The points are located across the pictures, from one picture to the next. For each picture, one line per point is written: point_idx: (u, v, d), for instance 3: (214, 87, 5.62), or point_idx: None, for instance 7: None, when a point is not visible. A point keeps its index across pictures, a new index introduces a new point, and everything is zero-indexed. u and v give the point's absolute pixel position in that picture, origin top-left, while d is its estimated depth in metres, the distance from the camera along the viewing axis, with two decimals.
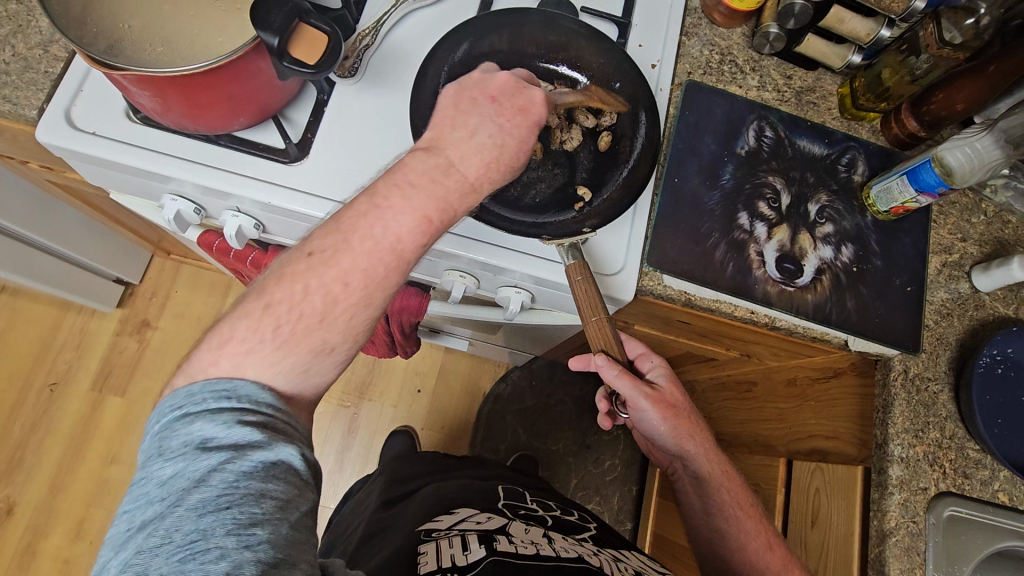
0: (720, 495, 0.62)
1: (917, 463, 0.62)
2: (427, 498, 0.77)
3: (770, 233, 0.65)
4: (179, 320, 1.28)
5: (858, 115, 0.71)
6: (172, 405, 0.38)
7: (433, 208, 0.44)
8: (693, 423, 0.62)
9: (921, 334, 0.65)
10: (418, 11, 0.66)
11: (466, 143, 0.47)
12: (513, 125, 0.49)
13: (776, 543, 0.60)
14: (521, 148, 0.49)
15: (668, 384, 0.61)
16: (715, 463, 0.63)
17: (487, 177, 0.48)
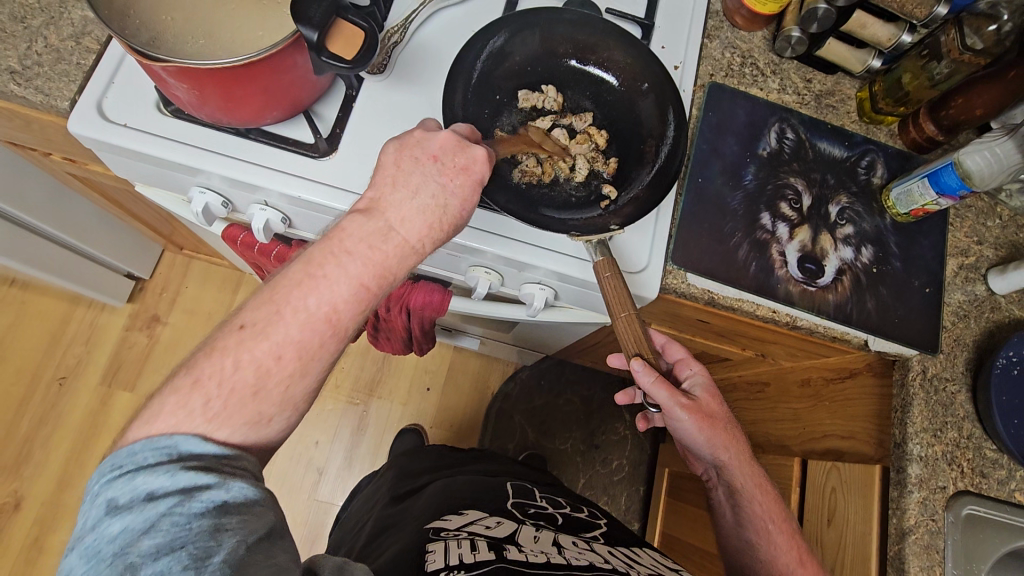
0: (752, 507, 0.63)
1: (936, 463, 0.62)
2: (436, 495, 0.77)
3: (792, 233, 0.66)
4: (188, 316, 1.28)
5: (877, 118, 0.72)
6: (111, 465, 0.39)
7: (367, 275, 0.46)
8: (731, 434, 0.62)
9: (940, 336, 0.66)
10: (444, 10, 0.67)
11: (407, 206, 0.47)
12: (455, 185, 0.48)
13: (807, 561, 0.61)
14: (464, 207, 0.49)
15: (705, 395, 0.61)
16: (749, 474, 0.63)
17: (428, 238, 0.48)
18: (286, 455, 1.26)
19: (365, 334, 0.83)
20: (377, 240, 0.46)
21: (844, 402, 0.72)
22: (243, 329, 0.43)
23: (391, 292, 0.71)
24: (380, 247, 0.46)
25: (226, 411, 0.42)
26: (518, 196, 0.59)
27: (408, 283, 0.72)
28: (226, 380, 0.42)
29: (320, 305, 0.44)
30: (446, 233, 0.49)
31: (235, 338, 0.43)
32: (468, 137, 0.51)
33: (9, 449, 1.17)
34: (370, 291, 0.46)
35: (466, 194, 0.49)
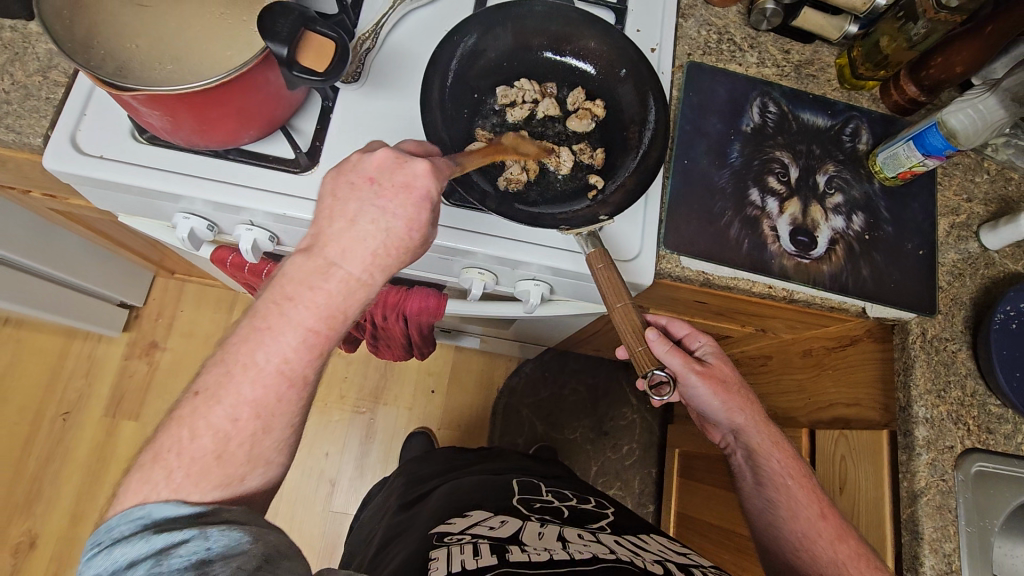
0: (770, 465, 0.63)
1: (942, 423, 0.62)
2: (444, 499, 0.77)
3: (781, 207, 0.65)
4: (187, 340, 1.28)
5: (858, 84, 0.72)
6: (93, 542, 0.40)
7: (316, 318, 0.44)
8: (745, 396, 0.64)
9: (937, 297, 0.66)
10: (416, 11, 0.66)
11: (347, 237, 0.45)
12: (396, 206, 0.45)
13: (830, 512, 0.61)
14: (412, 228, 0.46)
15: (717, 361, 0.64)
16: (762, 431, 0.64)
17: (376, 265, 0.46)
18: (297, 469, 1.26)
19: (365, 343, 0.83)
20: (319, 279, 0.44)
21: (848, 368, 0.72)
22: (198, 394, 0.43)
23: (386, 300, 0.70)
24: (322, 285, 0.44)
25: (219, 455, 0.42)
26: (508, 197, 0.58)
27: (403, 290, 0.71)
28: (214, 424, 0.42)
29: (269, 358, 0.44)
30: (397, 257, 0.46)
31: (253, 367, 0.43)
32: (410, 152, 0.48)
33: (18, 489, 1.16)
34: (321, 333, 0.45)
35: (415, 214, 0.46)
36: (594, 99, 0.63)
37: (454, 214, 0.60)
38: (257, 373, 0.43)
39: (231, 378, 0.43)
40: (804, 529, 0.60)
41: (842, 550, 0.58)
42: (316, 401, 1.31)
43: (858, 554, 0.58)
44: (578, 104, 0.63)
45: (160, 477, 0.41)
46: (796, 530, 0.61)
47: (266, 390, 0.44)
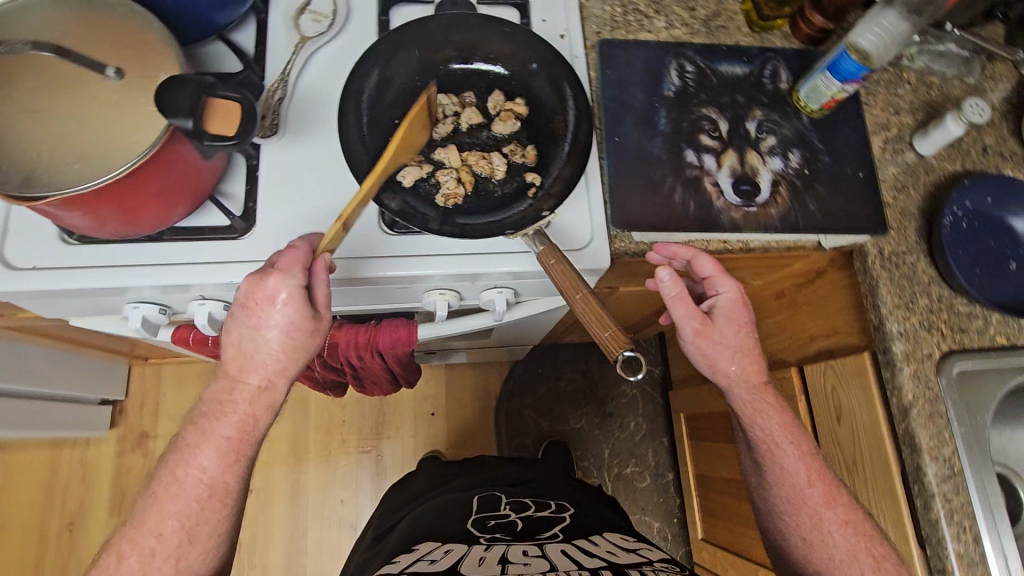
0: (763, 427, 0.63)
1: (917, 334, 0.64)
2: (403, 532, 0.76)
3: (719, 161, 0.66)
4: (177, 421, 1.26)
5: (767, 25, 0.73)
6: None
7: (231, 429, 0.50)
8: (753, 352, 0.62)
9: (885, 213, 0.67)
10: (321, 50, 0.66)
11: (236, 357, 0.50)
12: (260, 322, 0.48)
13: (818, 477, 0.62)
14: (288, 335, 0.49)
15: (727, 317, 0.60)
16: (758, 396, 0.63)
17: (273, 373, 0.50)
18: (317, 523, 1.25)
19: (351, 386, 0.82)
20: (226, 396, 0.50)
21: (820, 299, 0.74)
22: (134, 525, 0.50)
23: (358, 341, 0.69)
24: (228, 403, 0.50)
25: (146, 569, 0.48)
26: (449, 215, 0.58)
27: (372, 327, 0.70)
28: (142, 545, 0.49)
29: (189, 471, 0.50)
30: (288, 360, 0.50)
31: (176, 485, 0.50)
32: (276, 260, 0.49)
33: None
34: (234, 441, 0.50)
35: (286, 323, 0.48)
36: (514, 99, 0.63)
37: (402, 243, 0.60)
38: (183, 487, 0.50)
39: (159, 499, 0.50)
40: (789, 494, 0.63)
41: (828, 516, 0.61)
42: (319, 451, 1.30)
43: (844, 519, 0.61)
44: (499, 107, 0.63)
45: None
46: (783, 491, 0.63)
47: (187, 502, 0.49)
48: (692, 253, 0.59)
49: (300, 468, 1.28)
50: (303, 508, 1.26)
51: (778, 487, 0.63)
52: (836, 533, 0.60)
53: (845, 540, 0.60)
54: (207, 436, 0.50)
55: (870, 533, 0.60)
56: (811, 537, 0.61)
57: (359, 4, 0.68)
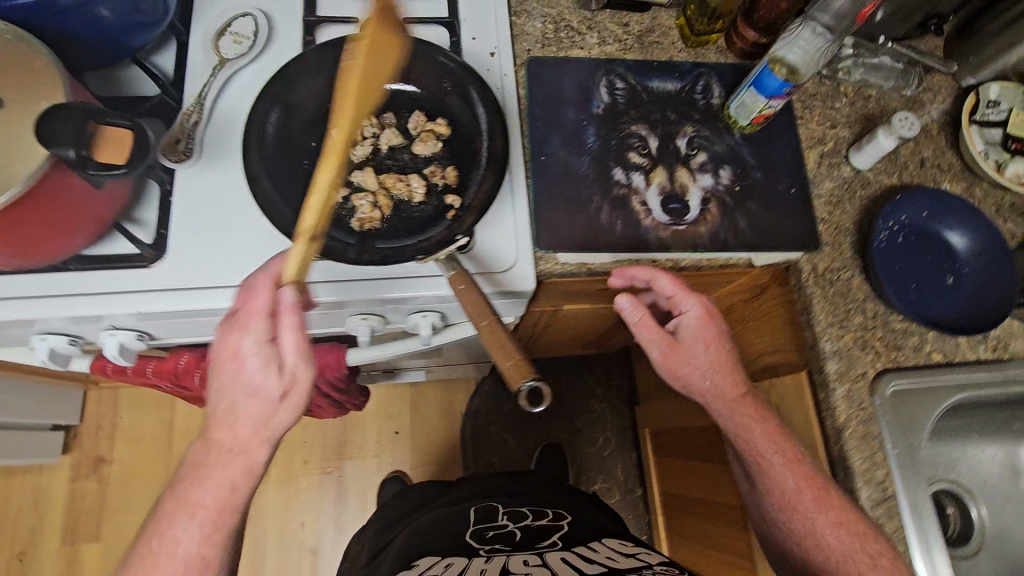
0: (749, 441, 0.60)
1: (850, 352, 0.63)
2: (398, 548, 0.75)
3: (648, 179, 0.64)
4: (134, 445, 1.23)
5: (701, 40, 0.71)
6: None
7: (214, 501, 0.48)
8: (726, 365, 0.60)
9: (817, 229, 0.66)
10: (241, 70, 0.64)
11: (218, 414, 0.47)
12: (227, 379, 0.47)
13: (810, 484, 0.58)
14: (250, 400, 0.47)
15: (695, 332, 0.60)
16: (740, 410, 0.60)
17: (244, 439, 0.47)
18: (277, 546, 1.23)
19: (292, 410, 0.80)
20: (205, 464, 0.48)
21: (765, 318, 0.72)
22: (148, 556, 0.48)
23: None
24: (207, 474, 0.48)
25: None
26: (370, 241, 0.56)
27: None
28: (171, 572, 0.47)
29: (162, 548, 0.47)
30: (258, 430, 0.47)
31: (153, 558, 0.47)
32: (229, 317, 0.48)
33: None
34: (213, 523, 0.48)
35: (251, 381, 0.47)
36: (434, 119, 0.62)
37: (319, 268, 0.58)
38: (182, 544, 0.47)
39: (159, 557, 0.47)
40: (781, 503, 0.59)
41: (821, 522, 0.57)
42: (280, 473, 1.27)
43: (838, 523, 0.56)
44: (419, 127, 0.61)
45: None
46: (776, 502, 0.59)
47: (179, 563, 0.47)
48: (652, 274, 0.59)
49: (261, 491, 1.26)
50: (263, 532, 1.24)
51: (770, 492, 0.60)
52: (829, 536, 0.56)
53: (842, 545, 0.56)
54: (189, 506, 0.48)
55: (866, 531, 0.56)
56: (808, 541, 0.58)
57: (282, 24, 0.67)
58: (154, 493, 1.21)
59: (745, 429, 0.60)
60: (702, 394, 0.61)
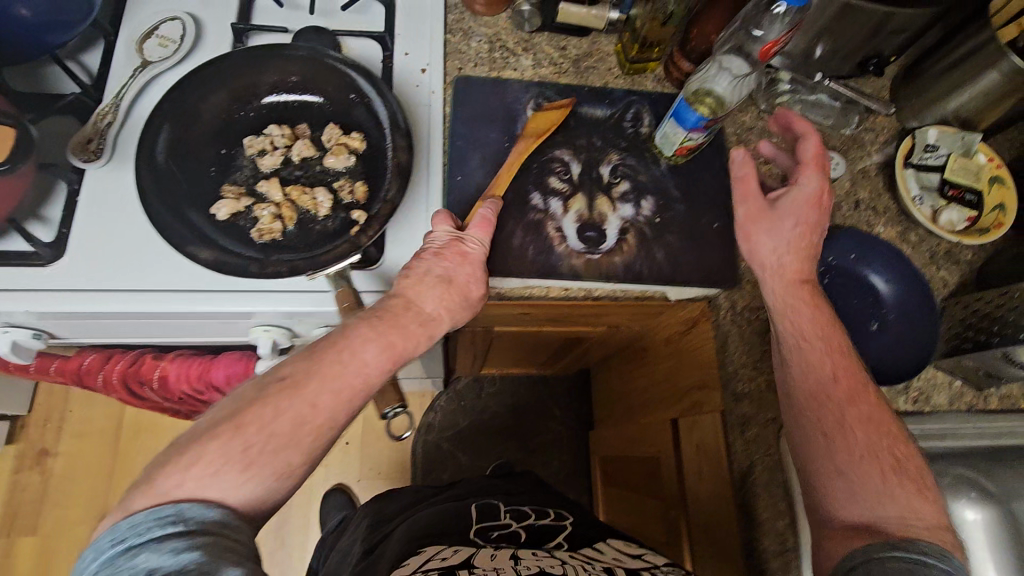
0: (782, 329, 0.55)
1: (763, 396, 0.61)
2: (407, 528, 0.71)
3: (566, 206, 0.63)
4: (81, 439, 1.23)
5: (637, 68, 0.70)
6: (113, 539, 0.38)
7: (308, 429, 0.45)
8: (805, 245, 0.56)
9: (739, 266, 0.64)
10: (165, 74, 0.64)
11: (403, 316, 0.51)
12: (412, 291, 0.54)
13: (845, 375, 0.53)
14: (407, 317, 0.52)
15: (807, 201, 0.57)
16: (785, 296, 0.56)
17: (361, 376, 0.48)
18: None
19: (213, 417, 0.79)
20: (284, 404, 0.44)
21: (693, 352, 0.71)
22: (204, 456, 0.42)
23: (189, 374, 0.66)
24: (319, 396, 0.46)
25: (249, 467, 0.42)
26: (275, 256, 0.56)
27: (207, 360, 0.67)
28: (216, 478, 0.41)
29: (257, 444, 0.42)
30: (355, 385, 0.48)
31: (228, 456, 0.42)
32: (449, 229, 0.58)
33: None
34: (254, 451, 0.43)
35: (427, 303, 0.54)
36: (349, 133, 0.61)
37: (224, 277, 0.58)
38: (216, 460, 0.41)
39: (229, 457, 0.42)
40: (816, 410, 0.52)
41: (850, 414, 0.52)
42: None
43: (872, 418, 0.52)
44: (333, 140, 0.61)
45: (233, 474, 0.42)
46: (798, 403, 0.53)
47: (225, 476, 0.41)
48: (804, 134, 0.60)
49: None
50: None
51: (794, 388, 0.54)
52: (858, 430, 0.51)
53: (845, 452, 0.51)
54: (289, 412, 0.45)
55: (896, 435, 0.52)
56: (833, 436, 0.51)
57: (212, 30, 0.67)
58: (98, 486, 1.20)
59: (785, 311, 0.55)
60: (763, 269, 0.57)
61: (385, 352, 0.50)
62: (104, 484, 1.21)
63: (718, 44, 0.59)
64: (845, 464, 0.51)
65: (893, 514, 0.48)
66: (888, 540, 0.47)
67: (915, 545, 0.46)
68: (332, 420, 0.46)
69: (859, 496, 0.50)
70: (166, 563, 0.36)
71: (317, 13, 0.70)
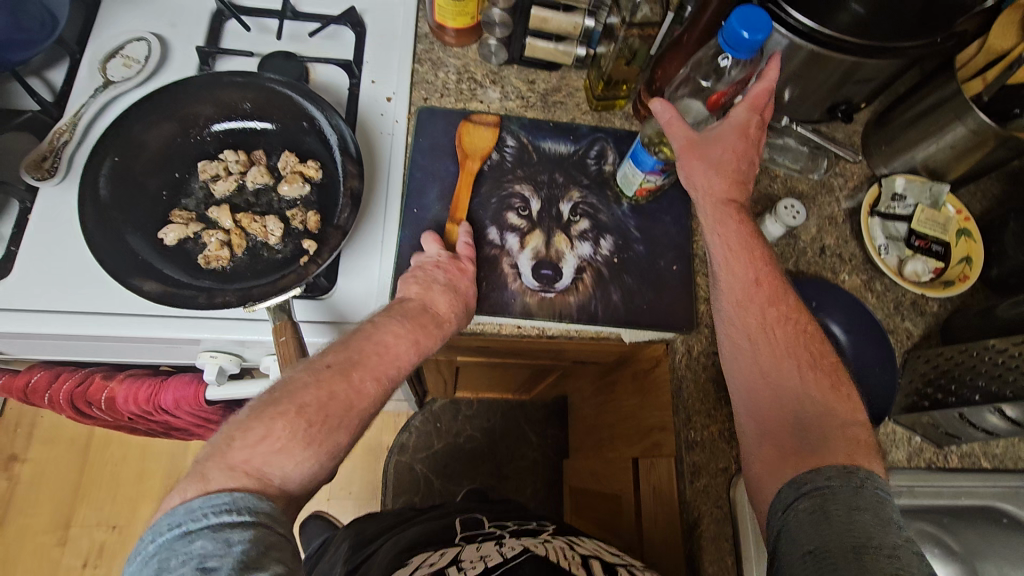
0: (715, 245, 0.55)
1: (714, 445, 0.59)
2: (389, 550, 0.65)
3: (523, 242, 0.63)
4: (49, 446, 1.21)
5: (606, 104, 0.69)
6: (168, 523, 0.37)
7: (344, 416, 0.46)
8: (736, 170, 0.55)
9: (698, 310, 0.63)
10: (127, 94, 0.64)
11: (429, 311, 0.54)
12: (438, 288, 0.55)
13: (769, 284, 0.54)
14: (438, 310, 0.54)
15: (735, 132, 0.54)
16: (722, 221, 0.55)
17: (397, 360, 0.50)
18: None
19: (176, 432, 0.80)
20: (341, 386, 0.46)
21: (653, 390, 0.66)
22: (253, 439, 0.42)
23: (139, 397, 0.66)
24: (365, 382, 0.48)
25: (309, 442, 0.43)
26: (226, 288, 0.55)
27: (156, 382, 0.66)
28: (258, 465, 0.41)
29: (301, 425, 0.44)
30: (390, 368, 0.50)
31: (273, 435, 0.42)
32: (440, 248, 0.59)
33: None
34: (315, 426, 0.44)
35: (450, 301, 0.55)
36: (305, 161, 0.60)
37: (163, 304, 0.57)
38: (270, 440, 0.42)
39: (273, 442, 0.42)
40: (739, 317, 0.53)
41: (774, 322, 0.52)
42: None
43: (795, 327, 0.53)
44: (289, 168, 0.60)
45: (284, 463, 0.42)
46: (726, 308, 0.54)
47: (274, 453, 0.42)
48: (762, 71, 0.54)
49: None
50: None
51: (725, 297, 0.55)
52: (781, 338, 0.52)
53: (770, 352, 0.52)
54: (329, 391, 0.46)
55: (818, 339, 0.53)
56: (754, 343, 0.52)
57: (179, 52, 0.67)
58: (63, 496, 1.19)
59: (715, 228, 0.55)
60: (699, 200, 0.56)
61: (414, 346, 0.51)
62: (68, 495, 1.19)
63: (675, 85, 0.59)
64: (770, 370, 0.51)
65: (835, 425, 0.49)
66: (811, 465, 0.47)
67: (821, 474, 0.45)
68: (374, 405, 0.48)
69: (785, 408, 0.50)
70: (218, 553, 0.35)
71: (286, 38, 0.70)
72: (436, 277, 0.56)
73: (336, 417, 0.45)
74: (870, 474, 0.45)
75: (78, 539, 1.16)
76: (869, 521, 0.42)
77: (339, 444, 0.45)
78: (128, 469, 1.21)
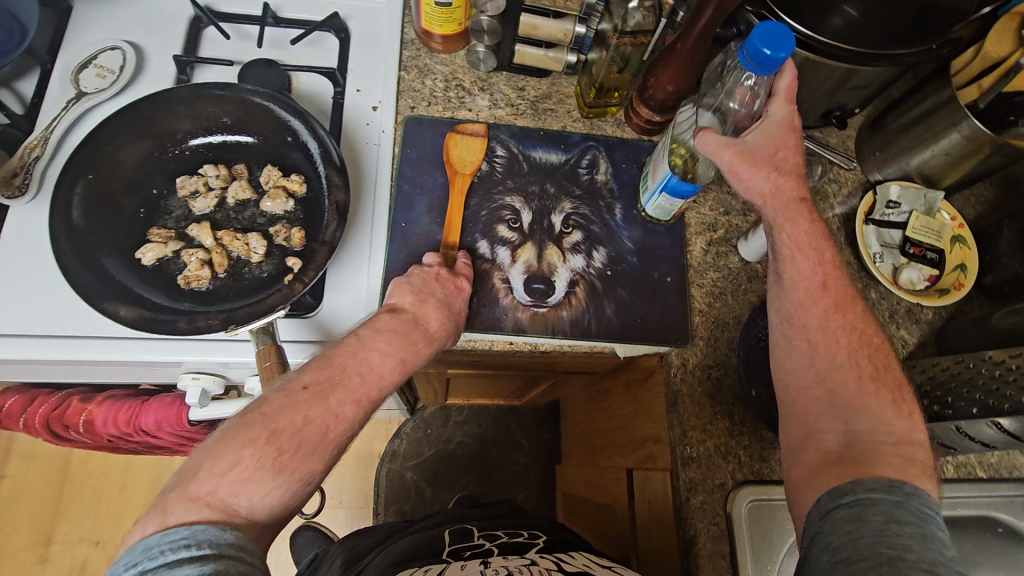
0: (782, 245, 0.52)
1: (709, 460, 0.58)
2: (377, 565, 0.64)
3: (514, 255, 0.61)
4: (29, 461, 1.18)
5: (597, 111, 0.68)
6: (127, 563, 0.36)
7: (327, 440, 0.44)
8: (790, 166, 0.52)
9: (692, 322, 0.62)
10: (100, 106, 0.62)
11: (417, 329, 0.52)
12: (426, 305, 0.53)
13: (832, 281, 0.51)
14: (423, 327, 0.52)
15: (780, 130, 0.52)
16: (785, 217, 0.51)
17: (378, 381, 0.48)
18: None
19: (160, 452, 0.78)
20: (315, 411, 0.44)
21: (649, 402, 0.64)
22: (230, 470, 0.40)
23: (119, 419, 0.64)
24: (350, 404, 0.46)
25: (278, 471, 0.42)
26: (207, 311, 0.53)
27: (138, 402, 0.65)
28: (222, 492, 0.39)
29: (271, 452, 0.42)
30: (374, 391, 0.48)
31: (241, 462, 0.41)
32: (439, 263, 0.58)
33: None
34: (285, 454, 0.42)
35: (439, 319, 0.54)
36: (289, 175, 0.59)
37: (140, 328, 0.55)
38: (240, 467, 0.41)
39: (241, 470, 0.41)
40: (795, 323, 0.51)
41: (835, 322, 0.50)
42: None
43: (854, 328, 0.51)
44: (272, 182, 0.58)
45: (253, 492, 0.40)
46: (793, 312, 0.51)
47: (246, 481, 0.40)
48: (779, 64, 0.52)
49: None
50: None
51: (786, 301, 0.52)
52: (842, 339, 0.50)
53: (828, 358, 0.50)
54: (304, 412, 0.44)
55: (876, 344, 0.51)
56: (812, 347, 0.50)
57: (155, 61, 0.65)
58: (46, 512, 1.16)
59: (783, 227, 0.52)
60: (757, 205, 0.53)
61: (399, 364, 0.50)
62: (50, 510, 1.16)
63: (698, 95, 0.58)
64: (824, 372, 0.50)
65: (873, 427, 0.47)
66: (850, 474, 0.45)
67: (862, 484, 0.44)
68: (353, 426, 0.47)
69: (812, 420, 0.49)
70: None
71: (267, 45, 0.67)
72: (424, 292, 0.54)
73: (311, 442, 0.44)
74: (915, 489, 0.43)
75: (62, 554, 1.14)
76: (908, 535, 0.40)
77: (314, 469, 0.44)
78: (111, 483, 1.19)
